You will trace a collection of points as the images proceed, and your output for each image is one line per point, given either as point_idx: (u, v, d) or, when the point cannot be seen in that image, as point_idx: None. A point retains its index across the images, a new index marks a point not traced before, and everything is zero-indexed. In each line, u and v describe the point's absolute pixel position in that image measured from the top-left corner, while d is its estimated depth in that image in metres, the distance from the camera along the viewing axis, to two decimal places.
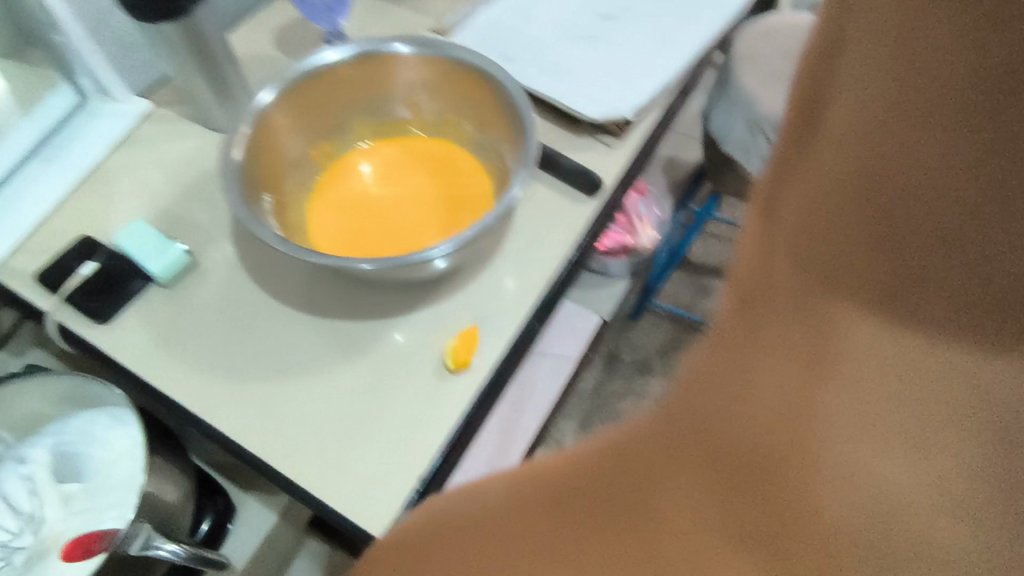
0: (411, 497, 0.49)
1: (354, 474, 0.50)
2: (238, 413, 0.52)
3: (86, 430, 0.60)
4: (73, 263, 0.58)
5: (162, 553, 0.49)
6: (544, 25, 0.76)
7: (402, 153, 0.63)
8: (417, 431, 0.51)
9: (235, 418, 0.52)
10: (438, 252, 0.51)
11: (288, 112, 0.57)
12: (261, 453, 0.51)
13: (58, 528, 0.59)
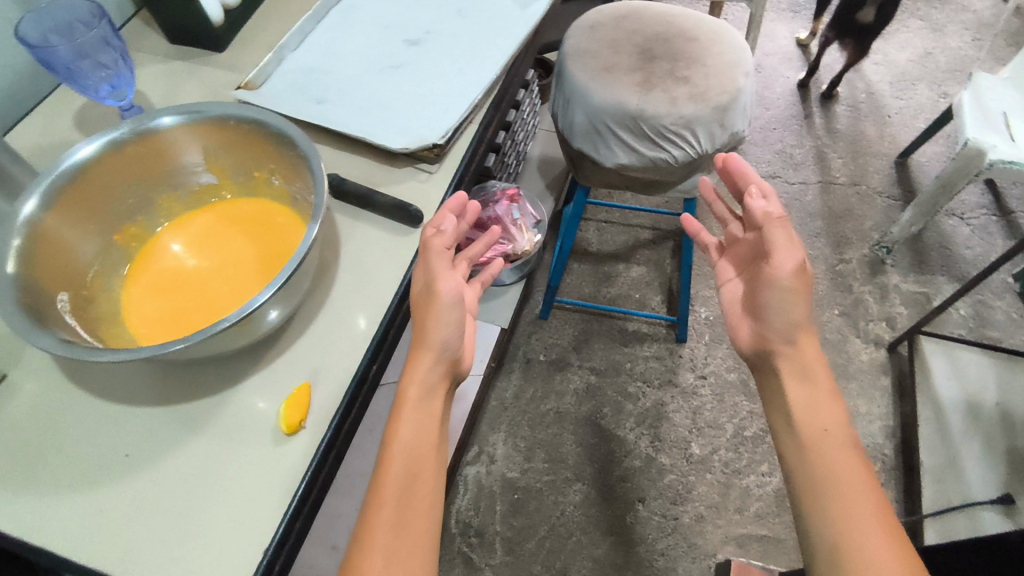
0: (260, 568, 0.48)
1: (196, 559, 0.48)
2: (66, 527, 0.50)
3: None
4: None
5: None
6: (351, 61, 0.76)
7: (214, 218, 0.63)
8: (259, 502, 0.51)
9: (63, 534, 0.49)
10: (240, 315, 0.50)
11: (67, 209, 0.55)
12: (94, 563, 0.48)
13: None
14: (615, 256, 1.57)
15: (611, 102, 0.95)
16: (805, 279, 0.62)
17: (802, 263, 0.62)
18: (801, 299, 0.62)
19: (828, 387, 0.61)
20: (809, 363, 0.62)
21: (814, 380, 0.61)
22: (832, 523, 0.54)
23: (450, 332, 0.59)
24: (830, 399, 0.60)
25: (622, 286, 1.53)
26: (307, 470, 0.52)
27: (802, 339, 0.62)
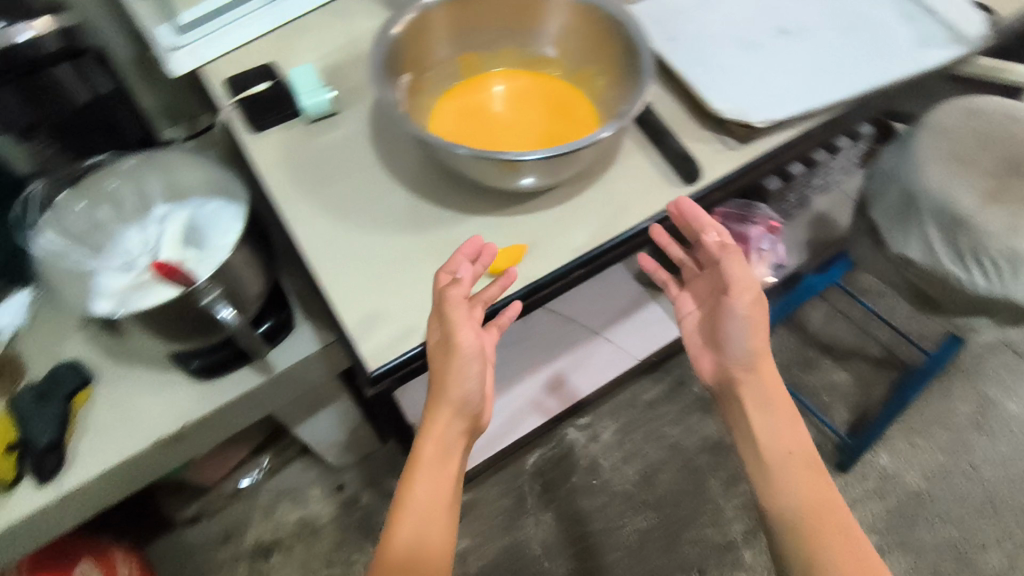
0: (408, 354, 0.56)
1: (375, 315, 0.58)
2: (313, 236, 0.62)
3: (197, 220, 0.73)
4: (252, 80, 0.70)
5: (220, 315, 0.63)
6: (719, 18, 0.76)
7: (534, 83, 0.69)
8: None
9: (309, 238, 0.62)
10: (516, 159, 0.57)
11: (448, 14, 0.65)
12: (316, 270, 0.60)
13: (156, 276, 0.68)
14: (827, 349, 1.44)
15: (942, 194, 0.84)
16: (761, 310, 0.63)
17: (761, 297, 0.63)
18: (761, 325, 0.63)
19: (783, 407, 0.63)
20: (771, 388, 0.63)
21: (773, 396, 0.63)
22: (799, 530, 0.57)
23: (469, 391, 0.60)
24: (789, 415, 0.62)
25: (815, 380, 1.41)
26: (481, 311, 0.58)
27: (765, 371, 0.63)
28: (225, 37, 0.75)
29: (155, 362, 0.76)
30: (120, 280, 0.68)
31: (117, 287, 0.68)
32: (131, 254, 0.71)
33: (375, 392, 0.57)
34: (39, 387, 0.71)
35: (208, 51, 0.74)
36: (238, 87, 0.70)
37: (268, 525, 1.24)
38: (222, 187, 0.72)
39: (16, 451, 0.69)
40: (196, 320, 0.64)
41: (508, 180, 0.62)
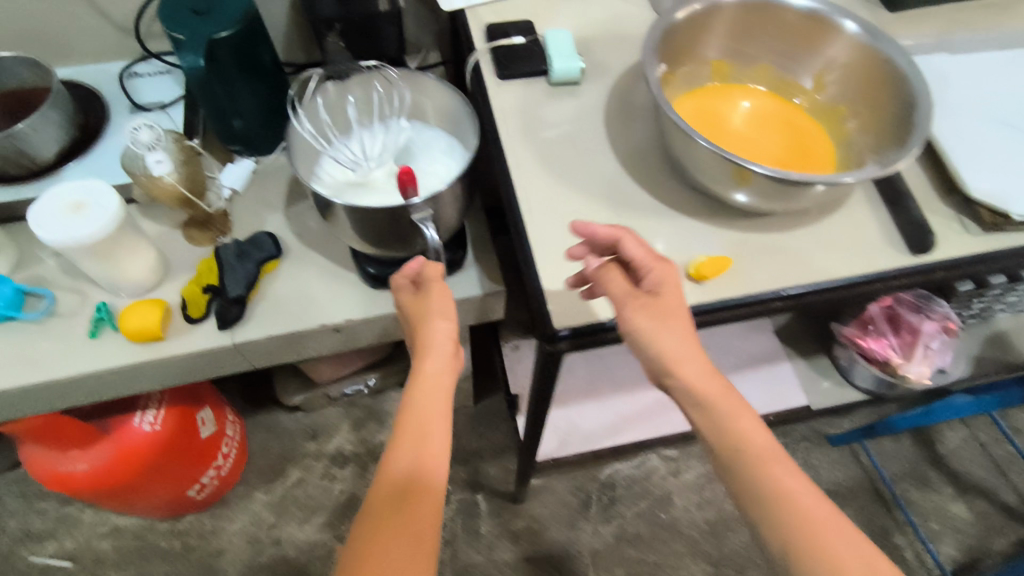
0: (591, 326, 0.58)
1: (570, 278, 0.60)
2: (532, 190, 0.65)
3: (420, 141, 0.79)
4: (511, 31, 0.74)
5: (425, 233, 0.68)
6: (992, 96, 0.71)
7: (778, 108, 0.68)
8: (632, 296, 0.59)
9: (529, 192, 0.65)
10: (756, 169, 0.57)
11: (725, 18, 0.65)
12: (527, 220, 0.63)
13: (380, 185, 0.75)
14: (953, 477, 1.31)
15: None
16: (668, 302, 0.56)
17: (659, 288, 0.56)
18: (676, 309, 0.55)
19: (717, 402, 0.56)
20: (704, 382, 0.56)
21: (714, 390, 0.56)
22: (768, 519, 0.52)
23: (452, 315, 0.63)
24: (725, 411, 0.55)
25: (928, 502, 1.29)
26: (672, 311, 0.57)
27: (683, 366, 0.55)
28: None
29: (340, 257, 0.83)
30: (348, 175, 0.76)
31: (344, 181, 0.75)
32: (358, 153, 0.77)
33: (552, 351, 0.58)
34: (241, 245, 0.79)
35: None
36: (497, 35, 0.74)
37: (352, 437, 1.32)
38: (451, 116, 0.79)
39: (209, 294, 0.77)
40: (399, 229, 0.70)
41: (731, 193, 0.62)
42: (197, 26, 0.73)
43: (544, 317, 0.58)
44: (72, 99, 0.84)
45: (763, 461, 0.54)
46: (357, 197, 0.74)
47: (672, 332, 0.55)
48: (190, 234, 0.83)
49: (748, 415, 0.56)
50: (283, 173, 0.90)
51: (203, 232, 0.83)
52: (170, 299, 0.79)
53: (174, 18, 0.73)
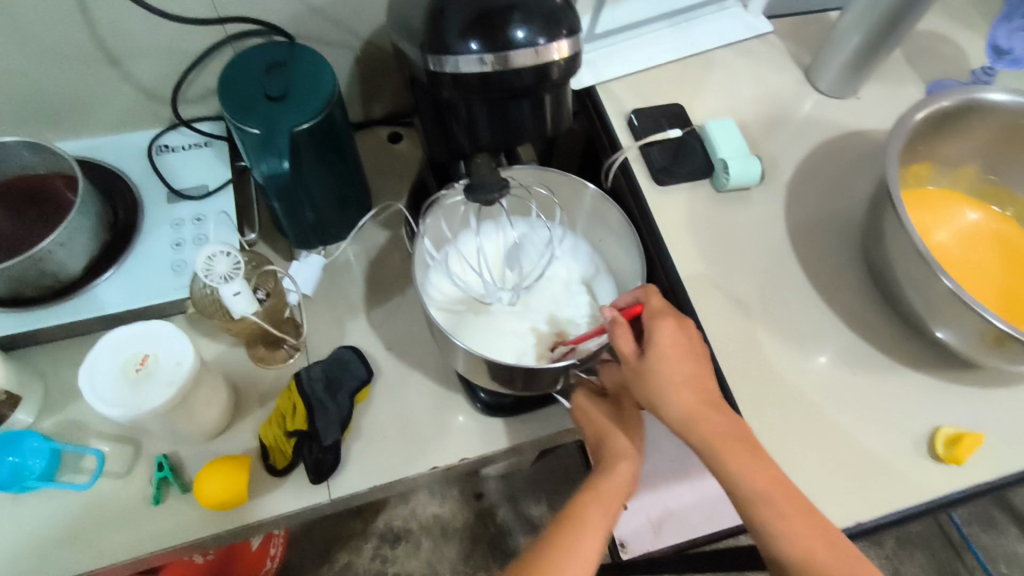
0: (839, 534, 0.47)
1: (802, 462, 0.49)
2: (724, 335, 0.54)
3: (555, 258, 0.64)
4: (663, 121, 0.61)
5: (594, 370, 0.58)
6: None
7: (988, 219, 0.58)
8: (876, 480, 0.49)
9: (721, 337, 0.54)
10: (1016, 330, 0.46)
11: (967, 122, 0.55)
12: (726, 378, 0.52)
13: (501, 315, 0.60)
14: (1017, 517, 1.30)
15: None
16: (671, 364, 0.45)
17: (658, 347, 0.45)
18: (680, 371, 0.45)
19: (752, 471, 0.43)
20: (736, 447, 0.44)
21: (750, 452, 0.44)
22: None
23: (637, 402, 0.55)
24: (763, 482, 0.43)
25: (996, 545, 1.27)
26: (924, 503, 0.48)
27: (695, 429, 0.44)
28: (628, 57, 0.66)
29: (441, 378, 0.70)
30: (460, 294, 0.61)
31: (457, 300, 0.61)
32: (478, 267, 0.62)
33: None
34: (328, 375, 0.65)
35: (609, 67, 0.65)
36: (646, 126, 0.61)
37: (402, 511, 1.20)
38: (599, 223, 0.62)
39: (295, 439, 0.63)
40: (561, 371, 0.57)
41: (937, 331, 0.52)
42: (274, 116, 0.58)
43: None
44: (97, 192, 0.67)
45: (800, 547, 0.42)
46: (485, 331, 0.59)
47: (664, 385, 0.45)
48: (259, 354, 0.69)
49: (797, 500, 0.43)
50: (357, 267, 0.76)
51: (275, 352, 0.69)
52: (246, 446, 0.65)
53: (245, 107, 0.58)
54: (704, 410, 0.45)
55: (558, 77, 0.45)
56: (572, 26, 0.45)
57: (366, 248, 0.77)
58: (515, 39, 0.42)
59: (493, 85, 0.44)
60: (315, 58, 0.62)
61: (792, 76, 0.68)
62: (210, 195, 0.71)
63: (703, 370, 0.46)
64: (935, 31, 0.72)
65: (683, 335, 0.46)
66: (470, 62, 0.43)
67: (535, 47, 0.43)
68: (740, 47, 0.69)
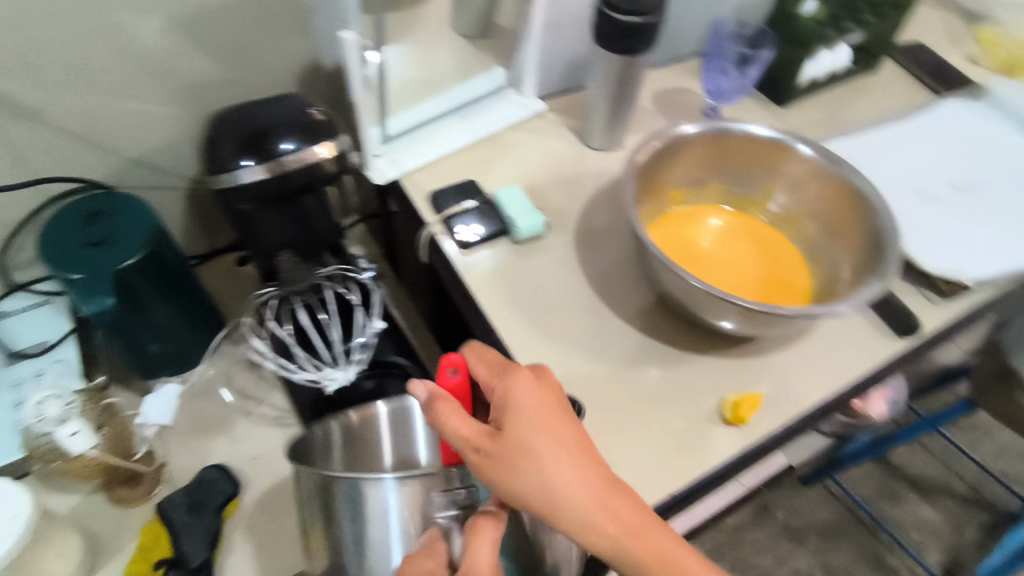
0: (663, 505, 0.53)
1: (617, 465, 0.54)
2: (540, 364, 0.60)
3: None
4: (459, 195, 0.71)
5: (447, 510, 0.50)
6: (893, 173, 0.80)
7: (737, 222, 0.69)
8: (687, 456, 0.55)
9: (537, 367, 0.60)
10: (753, 306, 0.55)
11: (688, 151, 0.66)
12: None
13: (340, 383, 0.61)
14: (913, 483, 1.40)
15: None
16: (536, 444, 0.42)
17: (517, 429, 0.42)
18: (547, 427, 0.43)
19: (642, 538, 0.41)
20: (619, 515, 0.41)
21: (641, 521, 0.42)
22: None
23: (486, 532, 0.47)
24: (646, 546, 0.41)
25: (903, 515, 1.35)
26: (726, 461, 0.56)
27: (576, 512, 0.41)
28: (425, 151, 0.75)
29: None
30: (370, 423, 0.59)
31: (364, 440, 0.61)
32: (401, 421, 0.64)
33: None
34: (192, 496, 0.66)
35: (409, 161, 0.74)
36: (445, 204, 0.70)
37: None
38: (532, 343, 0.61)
39: (163, 568, 0.62)
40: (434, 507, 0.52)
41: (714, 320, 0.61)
42: (97, 259, 0.62)
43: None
44: None
45: None
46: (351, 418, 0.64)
47: (534, 473, 0.41)
48: (118, 495, 0.68)
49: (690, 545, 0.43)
50: (216, 387, 0.77)
51: (133, 488, 0.68)
52: None
53: (66, 257, 0.62)
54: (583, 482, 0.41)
55: (330, 173, 0.52)
56: (332, 130, 0.53)
57: (223, 368, 0.79)
58: (281, 150, 0.50)
59: (272, 190, 0.51)
60: (134, 202, 0.67)
61: (569, 140, 0.81)
62: (50, 348, 0.72)
63: (575, 432, 0.44)
64: (677, 86, 0.88)
65: (538, 402, 0.44)
66: (246, 174, 0.49)
67: (300, 152, 0.50)
68: (522, 125, 0.82)
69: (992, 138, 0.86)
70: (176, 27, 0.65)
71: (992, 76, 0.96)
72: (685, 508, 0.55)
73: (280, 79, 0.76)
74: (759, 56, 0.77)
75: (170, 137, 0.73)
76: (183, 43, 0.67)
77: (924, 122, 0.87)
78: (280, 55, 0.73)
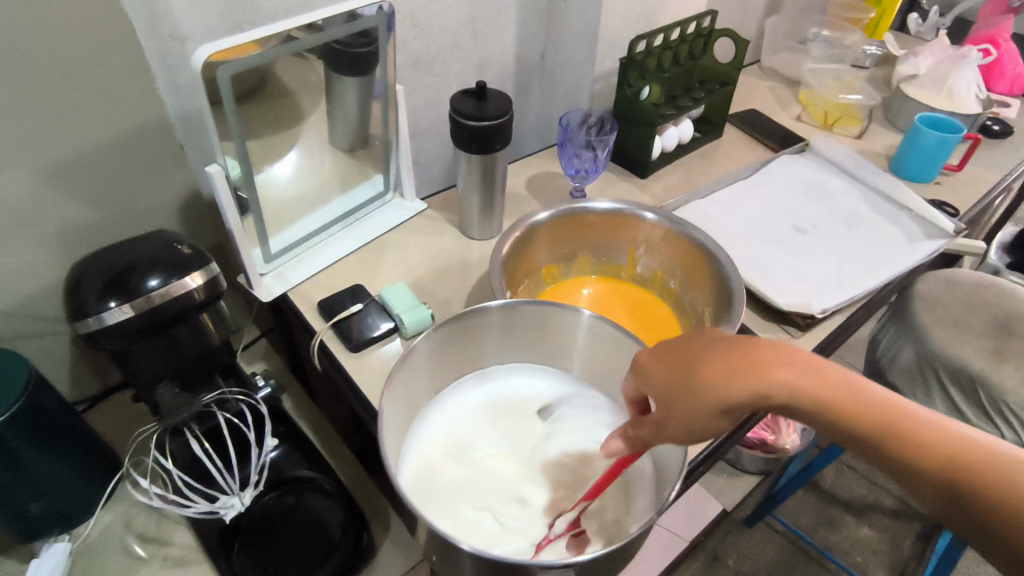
0: None
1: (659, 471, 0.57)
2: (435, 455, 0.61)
3: (532, 384, 0.67)
4: (345, 300, 0.73)
5: None
6: (742, 225, 0.90)
7: (610, 288, 0.76)
8: None
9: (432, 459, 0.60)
10: None
11: (549, 232, 0.72)
12: None
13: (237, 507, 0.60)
14: (847, 506, 1.45)
15: (952, 356, 0.95)
16: (713, 368, 0.48)
17: (690, 363, 0.49)
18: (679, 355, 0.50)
19: (828, 391, 0.48)
20: (817, 386, 0.48)
21: (793, 361, 0.49)
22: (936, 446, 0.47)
23: None
24: (929, 425, 0.47)
25: (843, 539, 1.39)
26: None
27: (807, 397, 0.48)
28: (311, 262, 0.79)
29: None
30: (439, 343, 0.61)
31: (413, 381, 0.60)
32: (444, 373, 0.63)
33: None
34: None
35: (295, 275, 0.77)
36: (332, 311, 0.72)
37: None
38: (561, 335, 0.65)
39: None
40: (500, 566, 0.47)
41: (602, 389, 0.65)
42: None
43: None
44: None
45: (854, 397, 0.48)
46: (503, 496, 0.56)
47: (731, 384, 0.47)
48: None
49: (830, 376, 0.49)
50: (113, 535, 0.73)
51: None
52: None
53: None
54: (755, 373, 0.48)
55: (200, 300, 0.54)
56: (201, 261, 0.55)
57: (121, 513, 0.75)
58: (148, 286, 0.51)
59: (143, 325, 0.52)
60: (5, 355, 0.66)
61: (451, 234, 0.86)
62: None
63: (722, 340, 0.51)
64: (545, 172, 0.97)
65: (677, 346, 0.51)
66: (113, 314, 0.50)
67: (167, 286, 0.52)
68: (405, 226, 0.86)
69: (822, 184, 0.98)
70: (44, 179, 0.66)
71: (815, 131, 1.10)
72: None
73: (161, 213, 0.78)
74: (603, 138, 0.86)
75: (48, 284, 0.73)
76: (54, 191, 0.68)
77: (764, 176, 0.99)
78: (158, 191, 0.76)
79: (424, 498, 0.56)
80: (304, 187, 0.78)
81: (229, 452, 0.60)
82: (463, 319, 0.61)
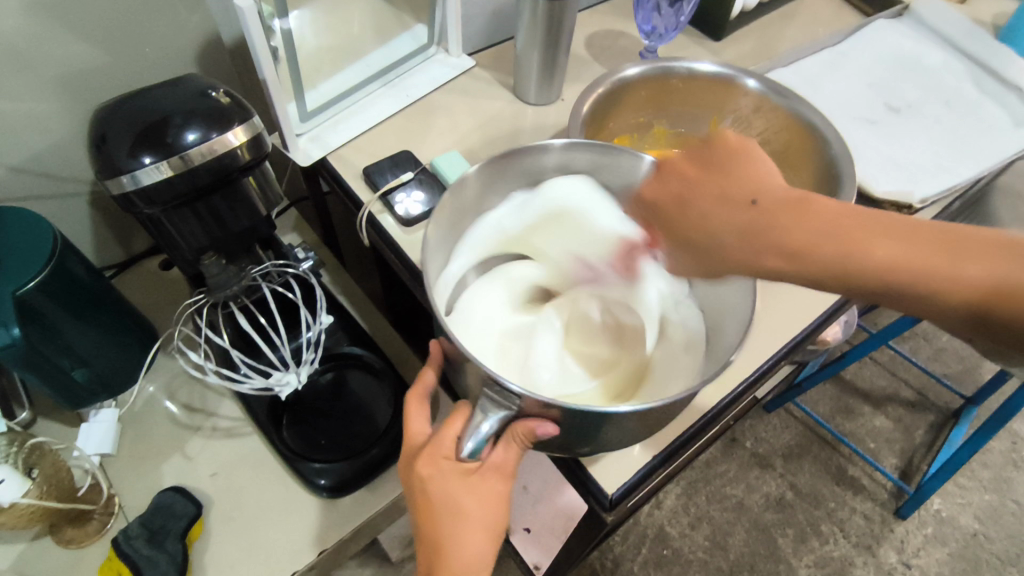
0: (651, 466, 0.52)
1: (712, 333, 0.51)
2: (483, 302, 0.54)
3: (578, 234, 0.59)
4: (393, 170, 0.66)
5: (484, 426, 0.41)
6: (831, 100, 0.79)
7: (690, 160, 0.69)
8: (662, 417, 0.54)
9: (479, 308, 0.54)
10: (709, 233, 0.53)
11: (633, 92, 0.64)
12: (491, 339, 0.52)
13: (293, 386, 0.58)
14: (865, 396, 1.46)
15: None
16: (714, 220, 0.45)
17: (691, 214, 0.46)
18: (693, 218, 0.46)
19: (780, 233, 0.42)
20: (817, 243, 0.41)
21: (806, 212, 0.42)
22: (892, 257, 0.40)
23: (516, 436, 0.43)
24: (940, 277, 0.39)
25: (859, 427, 1.42)
26: (708, 414, 0.54)
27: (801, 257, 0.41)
28: (352, 125, 0.70)
29: (278, 481, 0.68)
30: (490, 181, 0.53)
31: (461, 212, 0.53)
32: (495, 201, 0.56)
33: (612, 519, 0.52)
34: (148, 526, 0.61)
35: (333, 139, 0.69)
36: (380, 180, 0.65)
37: None
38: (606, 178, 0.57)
39: None
40: (574, 441, 0.44)
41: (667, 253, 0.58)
42: None
43: (594, 487, 0.51)
44: None
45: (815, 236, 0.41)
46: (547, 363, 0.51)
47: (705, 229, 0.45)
48: (66, 537, 0.63)
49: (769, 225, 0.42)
50: (158, 405, 0.72)
51: (83, 526, 0.63)
52: None
53: None
54: (760, 219, 0.43)
55: (243, 161, 0.47)
56: (243, 114, 0.47)
57: (165, 383, 0.73)
58: (186, 142, 0.44)
59: (183, 188, 0.45)
60: (27, 217, 0.59)
61: (503, 98, 0.76)
62: None
63: (740, 174, 0.45)
64: (607, 29, 0.84)
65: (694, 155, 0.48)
66: (149, 174, 0.43)
67: (208, 143, 0.44)
68: (451, 86, 0.76)
69: (918, 56, 0.86)
70: (38, 10, 0.56)
71: None
72: (691, 448, 0.54)
73: (174, 59, 0.68)
74: None
75: (56, 139, 0.65)
76: (55, 28, 0.58)
77: (858, 42, 0.87)
78: (171, 33, 0.65)
79: (479, 346, 0.50)
80: (340, 33, 0.67)
81: (281, 328, 0.58)
82: (519, 156, 0.52)
